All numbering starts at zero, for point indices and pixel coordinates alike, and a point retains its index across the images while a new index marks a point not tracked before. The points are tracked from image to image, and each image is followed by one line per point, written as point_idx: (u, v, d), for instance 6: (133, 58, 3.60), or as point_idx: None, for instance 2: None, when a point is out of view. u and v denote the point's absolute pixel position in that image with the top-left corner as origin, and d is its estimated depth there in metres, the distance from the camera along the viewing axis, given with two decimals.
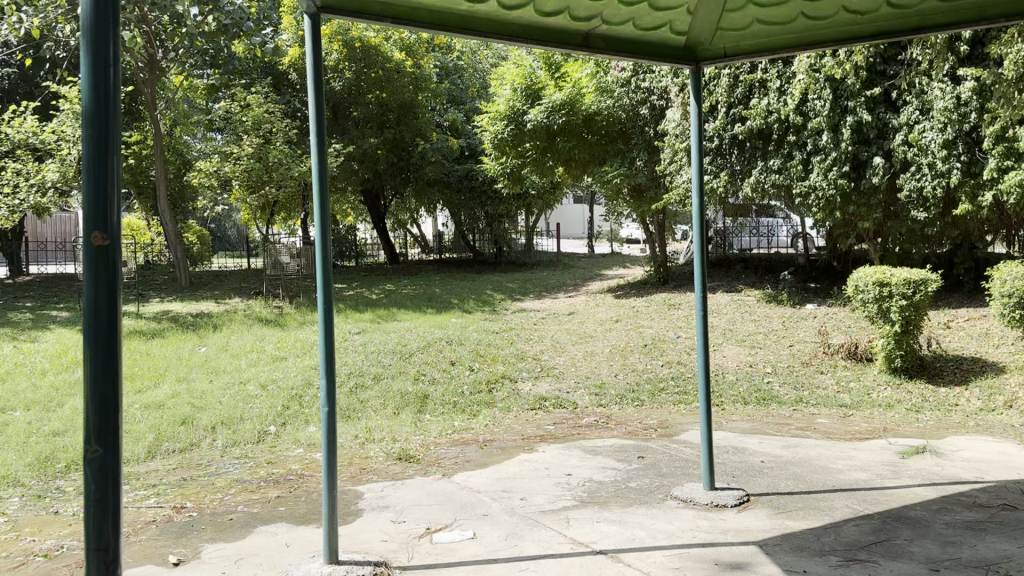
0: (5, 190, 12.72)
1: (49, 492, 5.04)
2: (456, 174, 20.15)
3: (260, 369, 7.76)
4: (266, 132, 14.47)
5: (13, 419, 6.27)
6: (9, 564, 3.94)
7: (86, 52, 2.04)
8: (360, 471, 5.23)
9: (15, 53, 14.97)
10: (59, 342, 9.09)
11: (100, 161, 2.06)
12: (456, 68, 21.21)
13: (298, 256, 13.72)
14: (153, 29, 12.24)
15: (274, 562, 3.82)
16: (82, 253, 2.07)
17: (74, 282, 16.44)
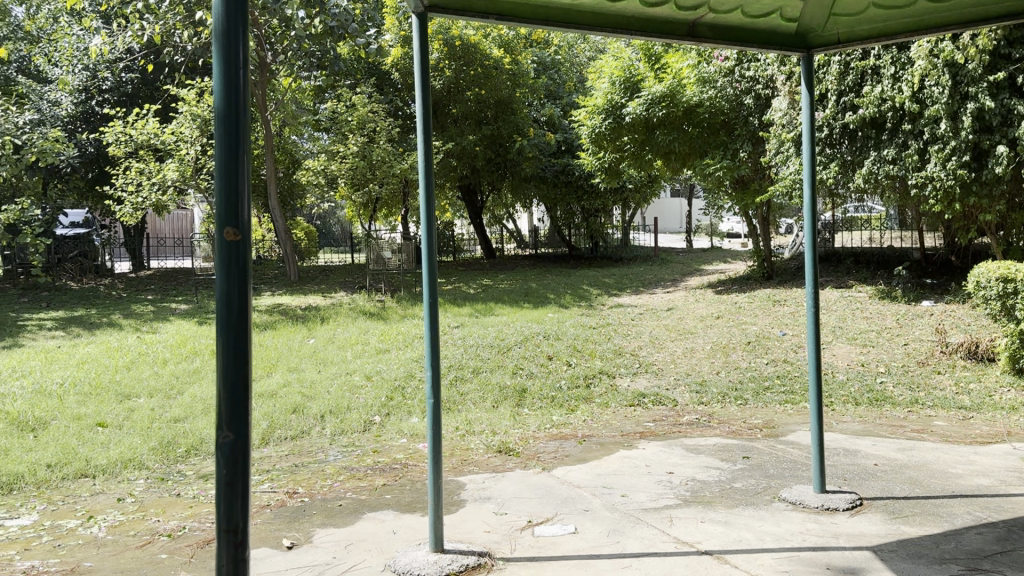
0: (130, 189, 13.38)
1: (172, 475, 5.31)
2: (552, 169, 20.25)
3: (365, 361, 7.97)
4: (370, 131, 14.80)
5: (138, 405, 6.64)
6: (137, 543, 4.18)
7: (218, 53, 2.14)
8: (461, 463, 5.31)
9: (138, 59, 15.74)
10: (179, 333, 9.56)
11: (230, 156, 2.16)
12: (553, 63, 21.18)
13: (399, 251, 14.02)
14: (264, 32, 12.66)
15: (382, 548, 3.92)
16: (215, 246, 2.18)
17: (191, 276, 17.29)
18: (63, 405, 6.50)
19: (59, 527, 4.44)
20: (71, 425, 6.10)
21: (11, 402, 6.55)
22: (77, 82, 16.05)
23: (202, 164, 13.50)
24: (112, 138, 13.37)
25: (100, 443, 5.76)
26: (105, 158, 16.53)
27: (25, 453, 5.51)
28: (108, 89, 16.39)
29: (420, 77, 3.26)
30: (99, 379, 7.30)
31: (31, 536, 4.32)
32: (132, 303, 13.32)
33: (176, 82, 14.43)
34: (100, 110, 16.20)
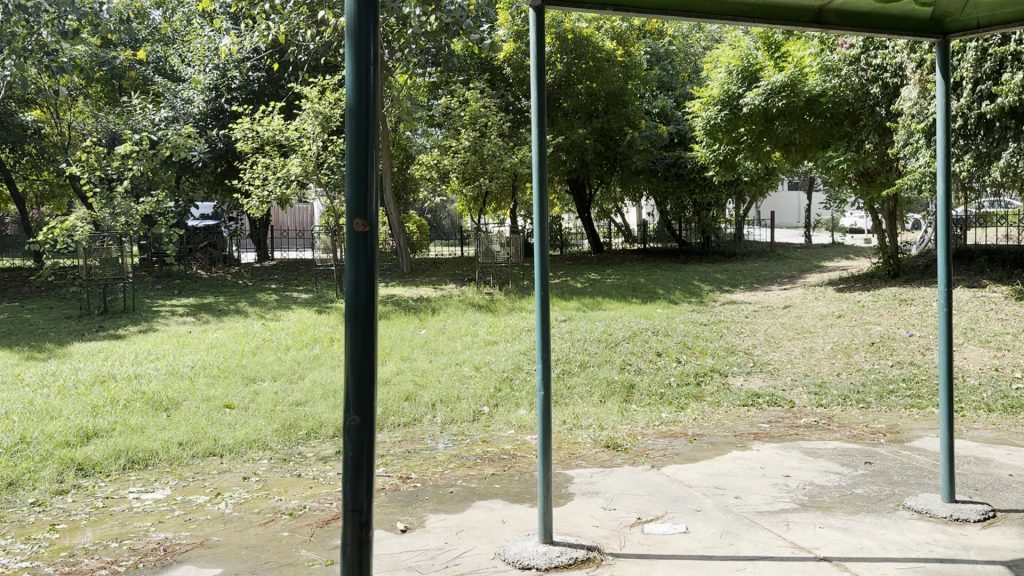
0: (257, 183, 14.02)
1: (293, 456, 5.56)
2: (664, 162, 19.98)
3: (474, 352, 8.09)
4: (482, 126, 14.97)
5: (262, 388, 6.99)
6: (261, 520, 4.39)
7: (351, 50, 2.22)
8: (569, 456, 5.32)
9: (264, 59, 16.37)
10: (300, 321, 9.98)
11: (360, 151, 2.23)
12: (667, 54, 20.88)
13: (508, 244, 14.14)
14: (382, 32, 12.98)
15: (493, 537, 3.98)
16: (346, 237, 2.26)
17: (311, 267, 18.01)
18: (193, 387, 6.90)
19: (190, 502, 4.72)
20: (201, 406, 6.47)
21: (148, 382, 7.00)
22: (208, 81, 16.93)
23: (322, 158, 13.93)
24: (240, 134, 14.06)
25: (227, 424, 6.07)
26: (233, 154, 17.34)
27: (159, 430, 5.87)
28: (235, 88, 17.06)
29: (534, 73, 3.29)
30: (227, 362, 7.71)
31: (165, 510, 4.60)
32: (257, 292, 13.97)
33: (299, 80, 14.96)
34: (228, 107, 16.96)
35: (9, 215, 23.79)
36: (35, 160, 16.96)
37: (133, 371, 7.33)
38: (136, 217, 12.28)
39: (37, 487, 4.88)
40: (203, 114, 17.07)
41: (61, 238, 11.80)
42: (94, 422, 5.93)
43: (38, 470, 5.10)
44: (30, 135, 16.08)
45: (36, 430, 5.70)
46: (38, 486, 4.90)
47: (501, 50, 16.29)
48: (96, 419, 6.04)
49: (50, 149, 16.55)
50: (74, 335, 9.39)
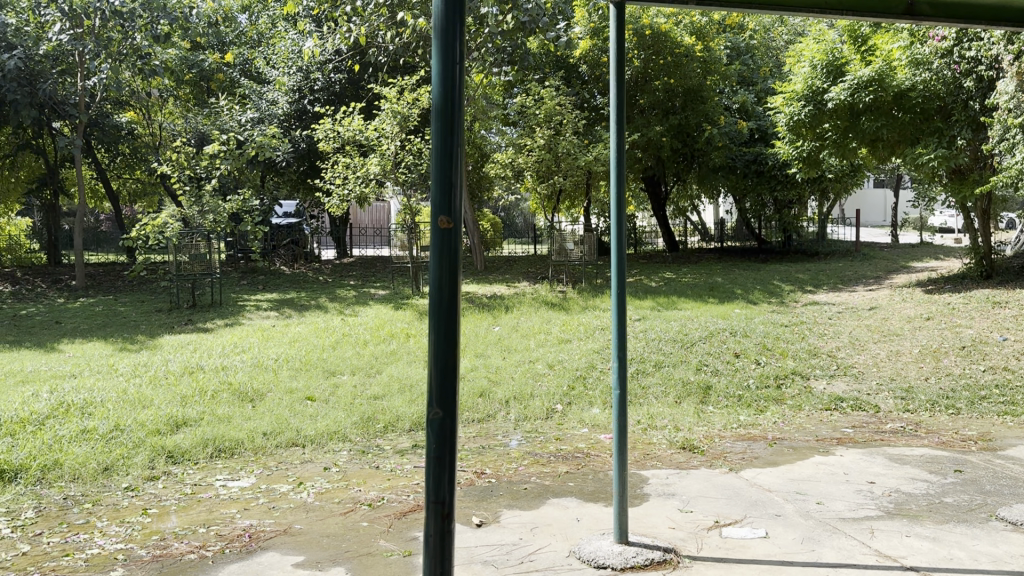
0: (337, 182, 14.33)
1: (371, 448, 5.68)
2: (744, 159, 19.54)
3: (547, 350, 8.10)
4: (557, 124, 14.96)
5: (341, 381, 7.15)
6: (341, 509, 4.50)
7: (438, 50, 2.26)
8: (644, 457, 5.28)
9: (345, 60, 16.66)
10: (377, 316, 10.17)
11: (445, 152, 2.27)
12: (747, 48, 20.46)
13: (582, 242, 14.10)
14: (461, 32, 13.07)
15: (568, 535, 3.99)
16: (431, 234, 2.29)
17: (388, 263, 18.33)
18: (277, 379, 7.12)
19: (274, 491, 4.87)
20: (284, 397, 6.66)
21: (235, 374, 7.25)
22: (292, 83, 17.31)
23: (400, 158, 14.13)
24: (322, 134, 14.33)
25: (309, 416, 6.24)
26: (315, 154, 17.76)
27: (245, 421, 6.08)
28: (319, 89, 17.48)
29: (611, 69, 3.27)
30: (309, 356, 7.92)
31: (250, 497, 4.76)
32: (336, 288, 14.29)
33: (379, 81, 15.17)
34: (311, 108, 17.37)
35: (104, 212, 24.99)
36: (129, 159, 17.73)
37: (221, 363, 7.60)
38: (223, 214, 12.74)
39: (129, 472, 5.11)
40: (287, 116, 17.54)
41: (153, 234, 12.32)
42: (184, 412, 6.17)
43: (131, 456, 5.33)
44: (124, 135, 16.81)
45: (129, 418, 5.96)
46: (131, 471, 5.12)
47: (577, 48, 16.22)
48: (185, 408, 6.28)
49: (141, 149, 17.28)
50: (164, 328, 9.79)
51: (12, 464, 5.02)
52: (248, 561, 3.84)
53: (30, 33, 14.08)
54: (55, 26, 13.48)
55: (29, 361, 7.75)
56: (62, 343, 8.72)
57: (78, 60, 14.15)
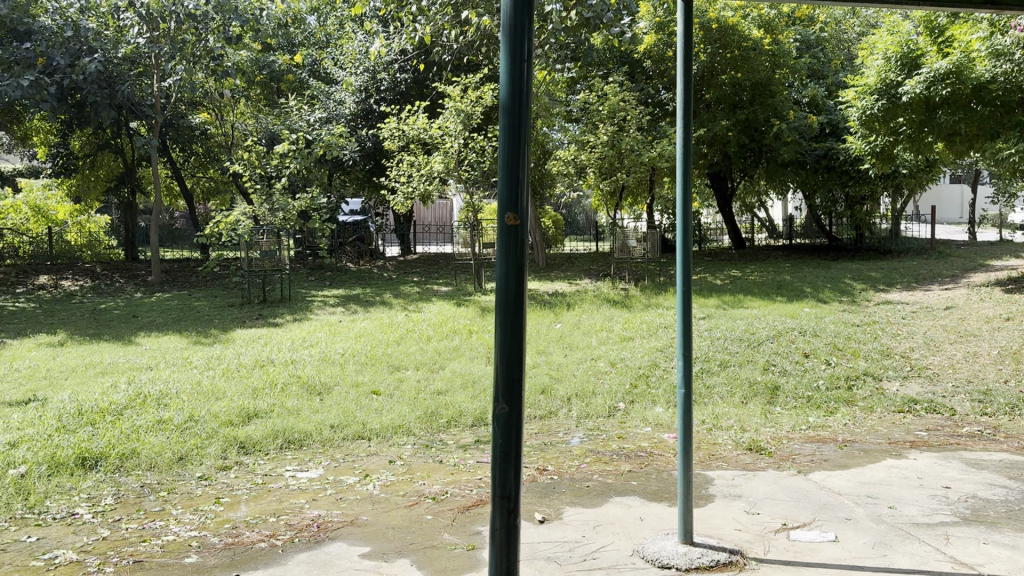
0: (402, 179, 14.49)
1: (435, 443, 5.74)
2: (813, 154, 19.06)
3: (610, 347, 8.06)
4: (621, 120, 14.85)
5: (406, 376, 7.25)
6: (407, 502, 4.57)
7: (506, 48, 2.28)
8: (709, 457, 5.21)
9: (411, 60, 16.80)
10: (440, 313, 10.27)
11: (512, 148, 2.28)
12: (818, 40, 19.99)
13: (645, 239, 13.99)
14: None
15: (631, 534, 3.97)
16: (498, 231, 2.31)
17: (450, 260, 18.48)
18: (343, 373, 7.26)
19: (341, 483, 4.97)
20: (351, 391, 6.79)
21: (303, 367, 7.42)
22: (359, 83, 17.57)
23: (463, 155, 14.22)
24: (387, 133, 14.48)
25: (374, 409, 6.35)
26: (380, 152, 18.00)
27: (313, 413, 6.22)
28: (384, 89, 17.72)
29: (677, 64, 3.22)
30: (374, 350, 8.06)
31: (318, 488, 4.87)
32: (399, 284, 14.48)
33: (443, 79, 15.27)
34: (377, 108, 17.58)
35: (179, 210, 25.86)
36: (202, 158, 18.27)
37: (290, 357, 7.78)
38: (292, 212, 13.06)
39: (203, 462, 5.27)
40: (354, 115, 17.79)
41: (226, 232, 12.68)
42: (255, 404, 6.34)
43: (205, 446, 5.50)
44: (197, 135, 17.33)
45: (203, 410, 6.15)
46: (205, 461, 5.29)
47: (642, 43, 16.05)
48: (256, 400, 6.46)
49: (214, 149, 17.79)
50: (236, 322, 10.07)
51: (93, 451, 5.22)
52: (316, 550, 3.93)
53: (109, 36, 14.64)
54: (133, 29, 13.95)
55: (108, 353, 8.06)
56: (139, 336, 9.05)
57: (155, 63, 14.61)
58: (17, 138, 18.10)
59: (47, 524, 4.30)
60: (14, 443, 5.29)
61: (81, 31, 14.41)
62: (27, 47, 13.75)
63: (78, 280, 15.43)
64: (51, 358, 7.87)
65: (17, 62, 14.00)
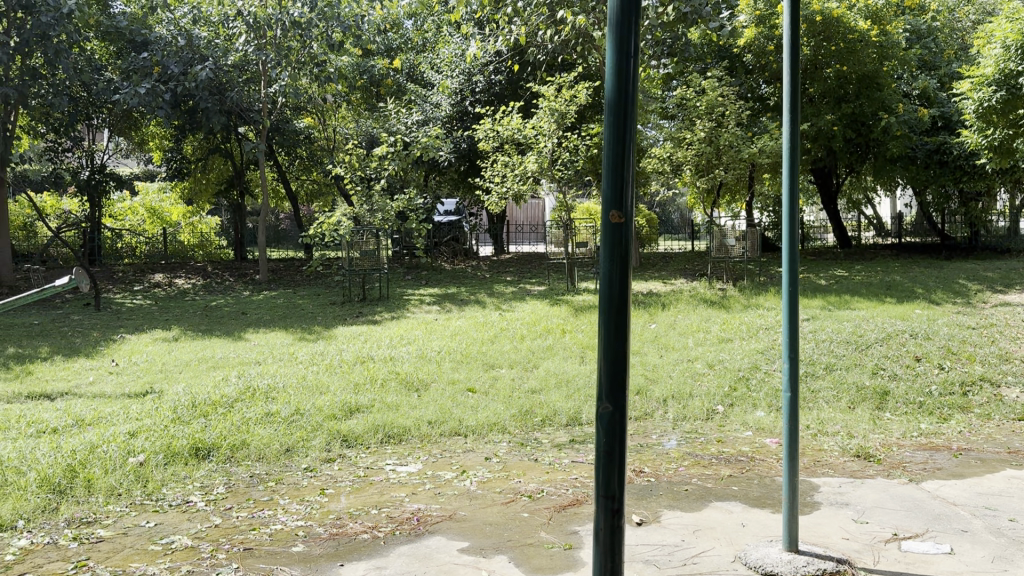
0: (496, 180, 14.59)
1: (530, 441, 5.77)
2: (925, 148, 18.18)
3: (707, 349, 7.92)
4: (719, 116, 14.58)
5: (500, 375, 7.31)
6: (503, 499, 4.61)
7: (613, 45, 2.27)
8: (814, 463, 5.06)
9: (506, 61, 16.90)
10: (534, 312, 10.31)
11: (617, 146, 2.27)
12: (930, 30, 19.11)
13: (743, 238, 13.66)
14: None
15: (732, 539, 3.89)
16: (602, 228, 2.31)
17: (544, 260, 18.52)
18: (439, 370, 7.38)
19: (439, 477, 5.06)
20: (447, 388, 6.90)
21: (402, 364, 7.58)
22: (455, 85, 17.78)
23: (557, 155, 14.20)
24: (482, 134, 14.62)
25: (470, 407, 6.43)
26: (475, 153, 18.20)
27: (412, 409, 6.34)
28: (479, 91, 17.79)
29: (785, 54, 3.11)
30: (469, 349, 8.15)
31: (418, 482, 4.97)
32: (493, 284, 14.63)
33: (538, 79, 15.32)
34: (472, 110, 17.73)
35: (284, 212, 26.86)
36: (306, 162, 18.92)
37: (389, 354, 7.97)
38: (391, 213, 13.37)
39: (309, 454, 5.46)
40: (449, 117, 18.00)
41: (328, 232, 13.07)
42: (356, 399, 6.52)
43: (310, 439, 5.69)
44: (302, 139, 17.98)
45: (308, 403, 6.36)
46: (310, 453, 5.48)
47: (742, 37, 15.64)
48: (358, 395, 6.65)
49: (317, 152, 18.40)
50: (338, 319, 10.40)
51: (206, 442, 5.47)
52: (416, 543, 4.00)
53: (220, 45, 15.29)
54: (240, 38, 14.59)
55: (220, 348, 8.44)
56: (248, 332, 9.43)
57: (262, 70, 15.19)
58: (136, 143, 19.18)
59: (164, 510, 4.54)
60: (134, 432, 5.60)
61: (193, 40, 15.09)
62: (143, 57, 14.68)
63: (191, 278, 16.20)
64: (166, 352, 8.30)
65: (136, 71, 14.89)
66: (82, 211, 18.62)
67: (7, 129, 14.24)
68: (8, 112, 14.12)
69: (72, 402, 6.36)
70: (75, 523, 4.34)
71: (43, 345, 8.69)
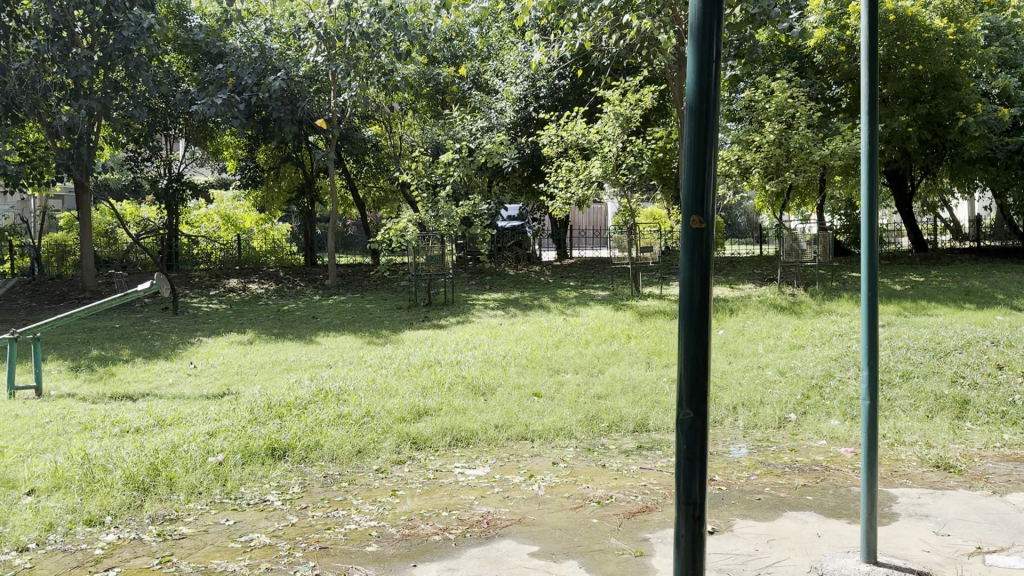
0: (561, 185, 14.55)
1: (597, 447, 5.75)
2: (1005, 149, 17.53)
3: (778, 356, 7.78)
4: (789, 118, 14.34)
5: (566, 380, 7.32)
6: (572, 504, 4.62)
7: (694, 50, 2.26)
8: (891, 473, 4.92)
9: (570, 66, 16.93)
10: (599, 317, 10.28)
11: (698, 151, 2.26)
12: (1010, 27, 18.46)
13: (816, 243, 13.39)
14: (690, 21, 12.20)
15: (808, 550, 3.81)
16: (682, 234, 2.31)
17: (608, 265, 18.44)
18: (505, 375, 7.41)
19: (507, 481, 5.09)
20: (513, 392, 6.93)
21: (468, 368, 7.65)
22: (519, 91, 17.91)
23: (621, 159, 14.14)
24: (546, 140, 14.64)
25: (536, 411, 6.45)
26: (538, 158, 18.25)
27: (479, 413, 6.39)
28: (543, 96, 17.90)
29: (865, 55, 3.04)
30: (534, 353, 8.18)
31: (486, 486, 5.01)
32: (557, 289, 14.63)
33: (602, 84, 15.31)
34: (536, 116, 17.82)
35: (351, 218, 27.39)
36: (373, 170, 19.27)
37: (456, 358, 8.05)
38: (456, 219, 13.51)
39: (380, 455, 5.56)
40: (514, 124, 18.15)
41: (395, 238, 13.26)
42: (424, 402, 6.60)
43: (380, 441, 5.79)
44: (369, 147, 18.31)
45: (378, 406, 6.47)
46: (380, 454, 5.58)
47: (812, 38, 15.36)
48: (426, 399, 6.73)
49: (384, 159, 18.72)
50: (405, 324, 10.55)
51: (281, 443, 5.61)
52: (487, 546, 4.04)
53: (291, 56, 15.71)
54: (312, 49, 15.00)
55: (292, 351, 8.64)
56: (319, 336, 9.64)
57: (332, 80, 15.54)
58: (211, 153, 19.79)
59: (242, 508, 4.67)
60: (213, 433, 5.77)
61: (266, 52, 15.57)
62: (219, 69, 15.20)
63: (263, 283, 16.63)
64: (242, 355, 8.54)
65: (211, 82, 15.39)
66: (159, 218, 19.31)
67: (92, 140, 14.87)
68: (93, 123, 14.75)
69: (153, 403, 6.60)
70: (159, 520, 4.50)
71: (125, 347, 9.03)
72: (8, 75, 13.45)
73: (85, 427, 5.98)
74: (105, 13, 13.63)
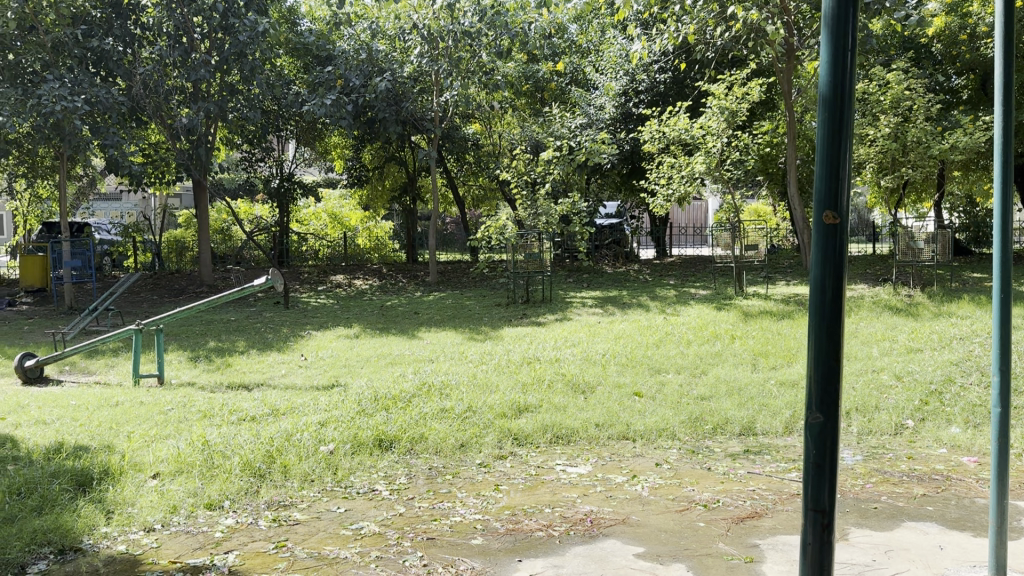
0: (662, 182, 14.32)
1: (701, 449, 5.64)
2: None
3: (895, 360, 7.45)
4: (906, 110, 13.70)
5: (668, 380, 7.22)
6: (678, 506, 4.55)
7: (827, 38, 2.16)
8: (1019, 485, 4.65)
9: (670, 60, 16.68)
10: (700, 316, 10.09)
11: (832, 145, 2.16)
12: None
13: (933, 241, 12.77)
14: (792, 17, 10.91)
15: (929, 563, 3.64)
16: (814, 230, 2.21)
17: (709, 263, 18.11)
18: (606, 373, 7.39)
19: (609, 481, 5.06)
20: (613, 391, 6.89)
21: (567, 365, 7.66)
22: (619, 87, 17.79)
23: (725, 154, 13.81)
24: (648, 136, 14.38)
25: (637, 411, 6.39)
26: (637, 155, 18.07)
27: (579, 411, 6.38)
28: (643, 91, 17.69)
29: (1002, 34, 2.80)
30: (634, 352, 8.11)
31: (589, 484, 4.99)
32: (655, 287, 14.47)
33: (705, 78, 15.02)
34: (636, 112, 17.66)
35: (450, 216, 27.83)
36: (474, 168, 19.52)
37: (555, 355, 8.06)
38: (554, 216, 13.54)
39: (482, 449, 5.62)
40: (613, 120, 18.03)
41: (494, 235, 13.38)
42: (525, 399, 6.63)
43: (482, 435, 5.85)
44: (469, 145, 18.54)
45: (480, 401, 6.55)
46: (483, 449, 5.64)
47: (931, 26, 14.66)
48: (526, 395, 6.77)
49: (483, 157, 18.91)
50: (505, 320, 10.63)
51: (388, 434, 5.74)
52: (591, 545, 4.02)
53: (396, 57, 16.10)
54: (417, 49, 15.32)
55: (396, 346, 8.83)
56: (422, 330, 9.85)
57: (435, 79, 15.83)
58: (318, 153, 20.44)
59: (353, 497, 4.80)
60: (324, 422, 5.97)
61: (373, 53, 15.98)
62: (328, 71, 15.70)
63: (367, 280, 17.08)
64: (349, 348, 8.78)
65: (321, 84, 15.93)
66: (270, 216, 20.10)
67: (210, 140, 15.68)
68: (211, 125, 15.56)
69: (267, 393, 6.87)
70: (274, 505, 4.67)
71: (240, 339, 9.45)
72: (134, 80, 14.24)
73: (204, 415, 6.27)
74: (222, 18, 14.25)
